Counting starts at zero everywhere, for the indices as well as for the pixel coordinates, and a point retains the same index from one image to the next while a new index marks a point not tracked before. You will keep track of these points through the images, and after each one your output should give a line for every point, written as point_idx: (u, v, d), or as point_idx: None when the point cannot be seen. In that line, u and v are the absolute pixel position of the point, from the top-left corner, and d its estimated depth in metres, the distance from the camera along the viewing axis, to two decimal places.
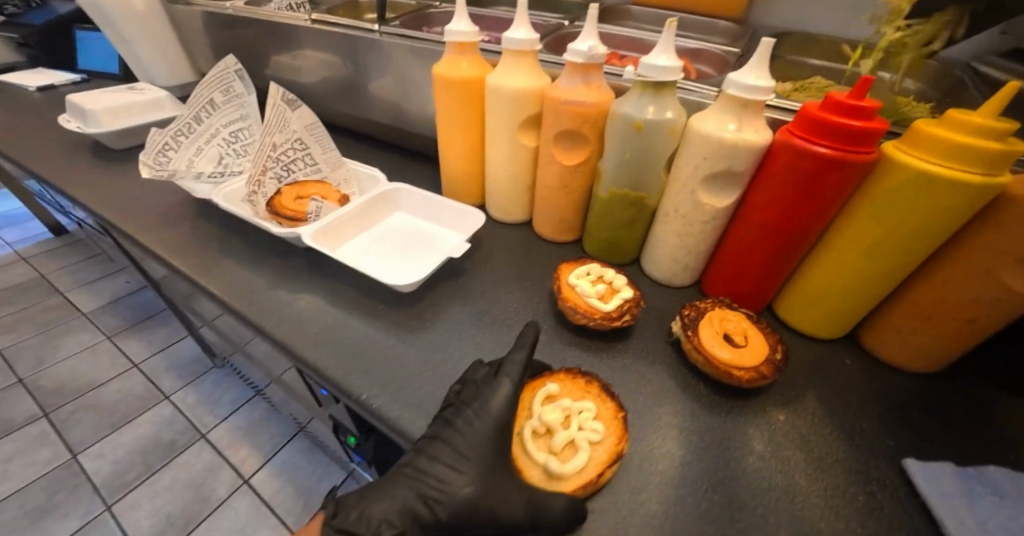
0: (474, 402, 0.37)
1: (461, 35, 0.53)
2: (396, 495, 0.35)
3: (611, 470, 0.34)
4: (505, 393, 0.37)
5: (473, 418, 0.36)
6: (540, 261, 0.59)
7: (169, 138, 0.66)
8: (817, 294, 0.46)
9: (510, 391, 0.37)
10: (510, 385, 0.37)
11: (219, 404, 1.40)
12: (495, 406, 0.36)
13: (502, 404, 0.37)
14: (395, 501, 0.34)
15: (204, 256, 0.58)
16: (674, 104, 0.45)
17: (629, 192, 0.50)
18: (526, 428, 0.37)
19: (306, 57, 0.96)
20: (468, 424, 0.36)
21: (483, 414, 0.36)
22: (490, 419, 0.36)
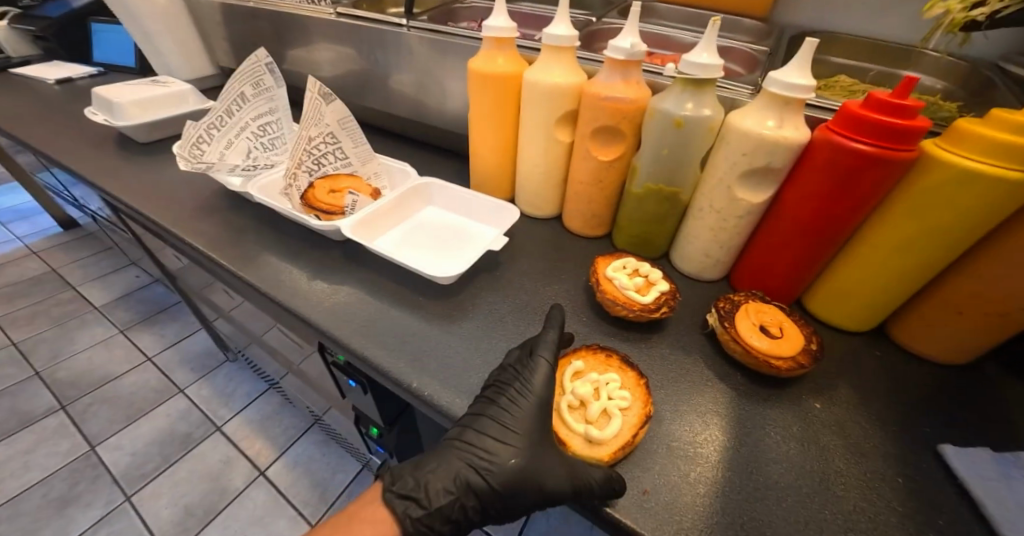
0: (514, 381, 0.39)
1: (499, 31, 0.54)
2: (448, 465, 0.38)
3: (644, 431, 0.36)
4: (544, 372, 0.39)
5: (515, 396, 0.38)
6: (571, 255, 0.61)
7: (203, 131, 0.67)
8: (848, 288, 0.47)
9: (548, 369, 0.40)
10: (547, 363, 0.40)
11: (234, 397, 1.42)
12: (534, 385, 0.39)
13: (543, 383, 0.39)
14: (448, 471, 0.38)
15: (240, 248, 0.59)
16: (713, 102, 0.46)
17: (663, 187, 0.52)
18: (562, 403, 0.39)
19: (328, 51, 0.96)
20: (511, 401, 0.38)
21: (525, 392, 0.38)
22: (532, 398, 0.38)
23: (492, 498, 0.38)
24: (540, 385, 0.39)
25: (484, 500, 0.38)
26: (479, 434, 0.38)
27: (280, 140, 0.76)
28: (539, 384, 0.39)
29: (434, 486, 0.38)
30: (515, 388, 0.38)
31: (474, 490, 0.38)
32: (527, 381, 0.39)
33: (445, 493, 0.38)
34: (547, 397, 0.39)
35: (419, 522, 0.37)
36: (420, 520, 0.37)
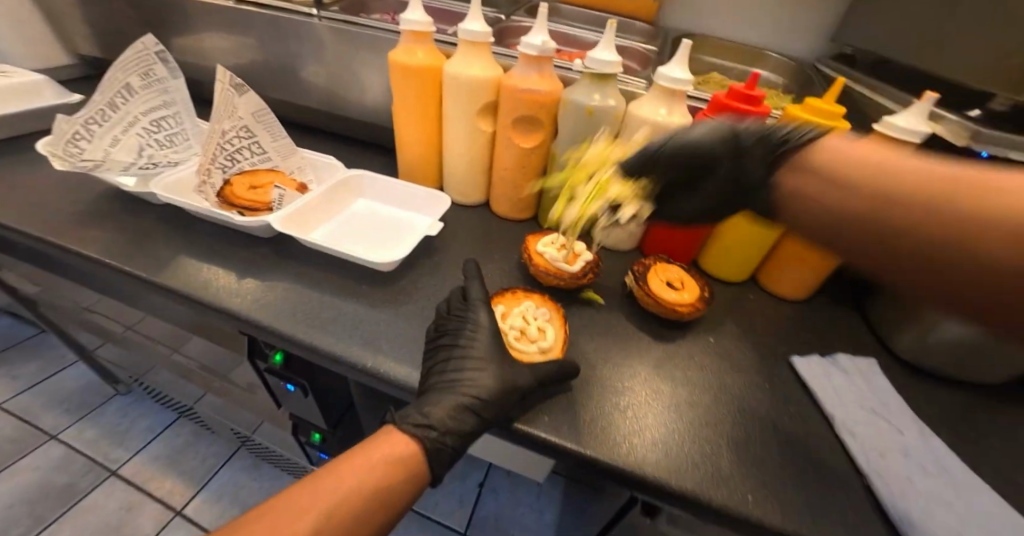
0: (463, 323, 0.44)
1: (417, 25, 0.57)
2: (442, 399, 0.39)
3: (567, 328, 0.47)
4: (484, 312, 0.45)
5: (468, 340, 0.43)
6: (502, 238, 0.65)
7: (80, 127, 0.58)
8: (729, 247, 0.58)
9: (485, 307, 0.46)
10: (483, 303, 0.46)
11: (128, 435, 1.24)
12: (479, 323, 0.44)
13: (487, 321, 0.45)
14: (445, 401, 0.39)
15: (143, 254, 0.54)
16: (615, 93, 0.53)
17: (580, 169, 0.59)
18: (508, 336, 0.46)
19: (220, 38, 0.89)
20: (467, 344, 0.42)
21: (473, 329, 0.43)
22: (479, 333, 0.43)
23: (492, 413, 0.39)
24: (483, 325, 0.44)
25: (486, 416, 0.39)
26: (455, 372, 0.41)
27: (180, 136, 0.69)
28: (483, 322, 0.44)
29: (437, 413, 0.38)
30: (459, 327, 0.44)
31: (475, 408, 0.39)
32: (473, 322, 0.44)
33: (450, 416, 0.39)
34: (495, 333, 0.44)
35: (439, 439, 0.38)
36: (438, 438, 0.38)
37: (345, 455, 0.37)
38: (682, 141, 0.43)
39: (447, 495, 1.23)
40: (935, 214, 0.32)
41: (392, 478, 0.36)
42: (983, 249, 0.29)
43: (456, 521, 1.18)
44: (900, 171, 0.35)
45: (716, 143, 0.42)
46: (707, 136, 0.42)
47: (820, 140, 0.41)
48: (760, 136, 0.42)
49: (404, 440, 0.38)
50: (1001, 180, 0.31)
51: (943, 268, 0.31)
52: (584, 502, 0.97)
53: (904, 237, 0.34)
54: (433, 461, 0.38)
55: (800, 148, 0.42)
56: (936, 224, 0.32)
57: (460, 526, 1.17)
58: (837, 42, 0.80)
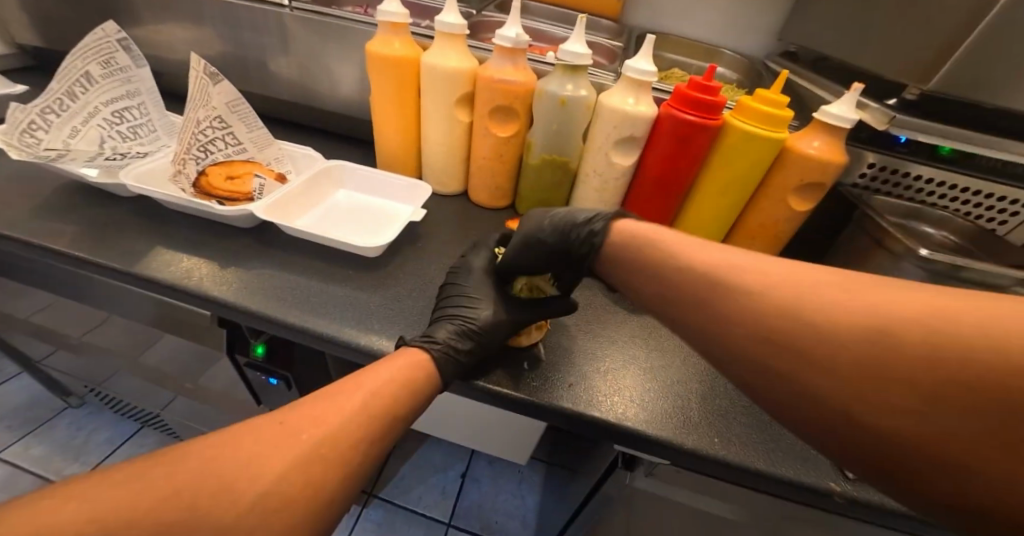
0: (467, 270, 0.50)
1: (394, 16, 0.58)
2: (446, 325, 0.43)
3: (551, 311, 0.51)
4: (487, 258, 0.52)
5: (473, 280, 0.48)
6: (481, 225, 0.68)
7: (35, 115, 0.56)
8: (694, 227, 0.63)
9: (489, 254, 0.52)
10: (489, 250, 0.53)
11: (85, 449, 1.18)
12: (480, 267, 0.50)
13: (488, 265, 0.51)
14: (448, 327, 0.43)
15: (116, 246, 0.53)
16: (586, 85, 0.57)
17: (555, 157, 0.62)
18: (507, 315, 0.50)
19: (180, 28, 0.86)
20: (471, 284, 0.48)
21: (472, 275, 0.49)
22: (480, 275, 0.49)
23: (486, 341, 0.43)
24: (484, 269, 0.50)
25: (483, 344, 0.43)
26: (457, 305, 0.46)
27: (145, 128, 0.67)
28: (481, 266, 0.50)
29: (439, 331, 0.42)
30: (465, 269, 0.50)
31: (474, 332, 0.42)
32: (476, 266, 0.50)
33: (450, 334, 0.42)
34: (495, 278, 0.50)
35: (443, 350, 0.41)
36: (442, 350, 0.41)
37: (354, 373, 0.37)
38: (508, 263, 0.50)
39: (430, 488, 1.24)
40: (762, 332, 0.29)
41: (400, 395, 0.36)
42: (826, 385, 0.26)
43: (438, 512, 1.20)
44: (721, 275, 0.32)
45: (531, 255, 0.48)
46: (520, 251, 0.48)
47: (617, 226, 0.42)
48: (559, 233, 0.45)
49: (409, 352, 0.40)
50: (807, 294, 0.29)
51: (783, 394, 0.28)
52: (564, 482, 1.01)
53: (732, 356, 0.31)
54: (438, 371, 0.40)
55: (599, 246, 0.42)
56: (768, 347, 0.29)
57: (444, 517, 1.18)
58: (783, 41, 0.88)
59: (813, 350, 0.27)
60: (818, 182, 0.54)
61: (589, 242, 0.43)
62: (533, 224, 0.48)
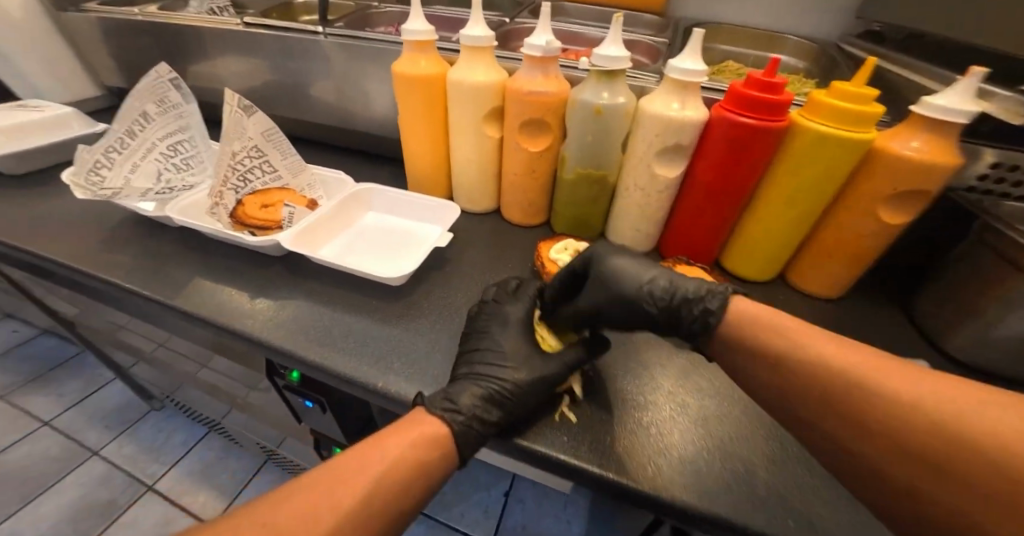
0: (494, 318, 0.45)
1: (419, 35, 0.56)
2: (469, 388, 0.38)
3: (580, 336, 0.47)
4: (525, 306, 0.46)
5: (505, 334, 0.43)
6: (512, 245, 0.63)
7: (100, 155, 0.60)
8: (753, 244, 0.54)
9: (529, 304, 0.46)
10: (529, 299, 0.47)
11: (165, 450, 1.28)
12: (514, 317, 0.45)
13: (524, 314, 0.45)
14: (472, 392, 0.38)
15: (165, 276, 0.55)
16: (625, 90, 0.51)
17: (592, 171, 0.57)
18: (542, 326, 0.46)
19: (233, 62, 0.91)
20: (502, 338, 0.43)
21: (505, 328, 0.43)
22: (513, 328, 0.44)
23: (514, 405, 0.38)
24: (519, 318, 0.45)
25: (508, 410, 0.38)
26: (486, 363, 0.41)
27: (195, 160, 0.70)
28: (516, 315, 0.45)
29: (463, 397, 0.37)
30: (496, 320, 0.44)
31: (501, 399, 0.38)
32: (510, 317, 0.45)
33: (475, 401, 0.37)
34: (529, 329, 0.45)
35: (467, 421, 0.36)
36: (466, 422, 0.36)
37: (361, 448, 0.34)
38: (594, 317, 0.42)
39: (472, 505, 1.21)
40: (860, 413, 0.31)
41: (407, 480, 0.32)
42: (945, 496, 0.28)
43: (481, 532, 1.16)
44: (830, 367, 0.32)
45: (629, 314, 0.40)
46: (618, 309, 0.41)
47: (736, 306, 0.37)
48: (667, 307, 0.39)
49: (427, 423, 0.35)
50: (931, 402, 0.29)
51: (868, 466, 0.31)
52: (608, 513, 0.94)
53: (820, 420, 0.32)
54: (458, 443, 0.35)
55: (716, 330, 0.37)
56: (889, 450, 0.30)
57: None
58: (862, 19, 0.75)
59: (920, 444, 0.29)
60: (921, 190, 0.43)
61: (705, 322, 0.37)
62: (634, 280, 0.40)
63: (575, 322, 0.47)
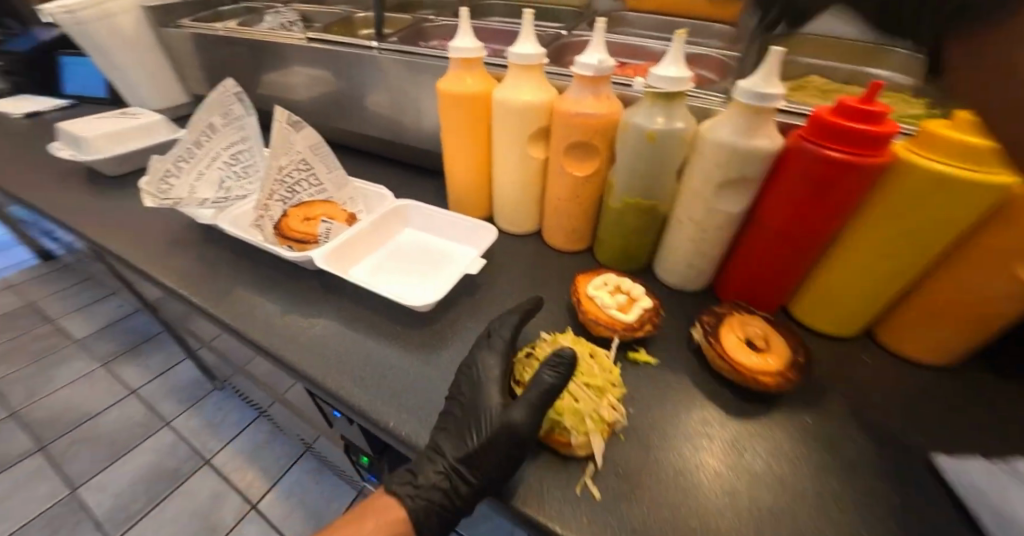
0: (473, 371, 0.38)
1: (467, 52, 0.54)
2: (432, 457, 0.35)
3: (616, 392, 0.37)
4: (497, 352, 0.39)
5: (471, 386, 0.37)
6: (551, 272, 0.59)
7: (170, 164, 0.64)
8: (833, 294, 0.45)
9: (503, 348, 0.40)
10: (502, 343, 0.40)
11: (222, 426, 1.30)
12: (484, 365, 0.38)
13: (497, 361, 0.39)
14: (439, 463, 0.34)
15: (213, 283, 0.57)
16: (684, 114, 0.45)
17: (641, 200, 0.51)
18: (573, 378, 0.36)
19: (299, 74, 0.95)
20: (470, 389, 0.37)
21: (475, 382, 0.37)
22: (479, 379, 0.37)
23: (481, 483, 0.33)
24: (489, 366, 0.38)
25: (475, 486, 0.34)
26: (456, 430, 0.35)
27: (253, 168, 0.74)
28: (488, 363, 0.39)
29: (425, 470, 0.35)
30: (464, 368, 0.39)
31: (463, 475, 0.34)
32: (478, 365, 0.39)
33: (437, 473, 0.34)
34: (503, 378, 0.38)
35: (421, 498, 0.34)
36: (418, 498, 0.34)
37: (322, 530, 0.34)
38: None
39: None
40: None
41: None
42: None
43: None
44: None
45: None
46: None
47: None
48: None
49: (384, 503, 0.35)
50: None
51: None
52: None
53: None
54: (415, 524, 0.34)
55: None
56: None
57: None
58: None
59: None
60: None
61: None
62: None
63: (602, 376, 0.37)
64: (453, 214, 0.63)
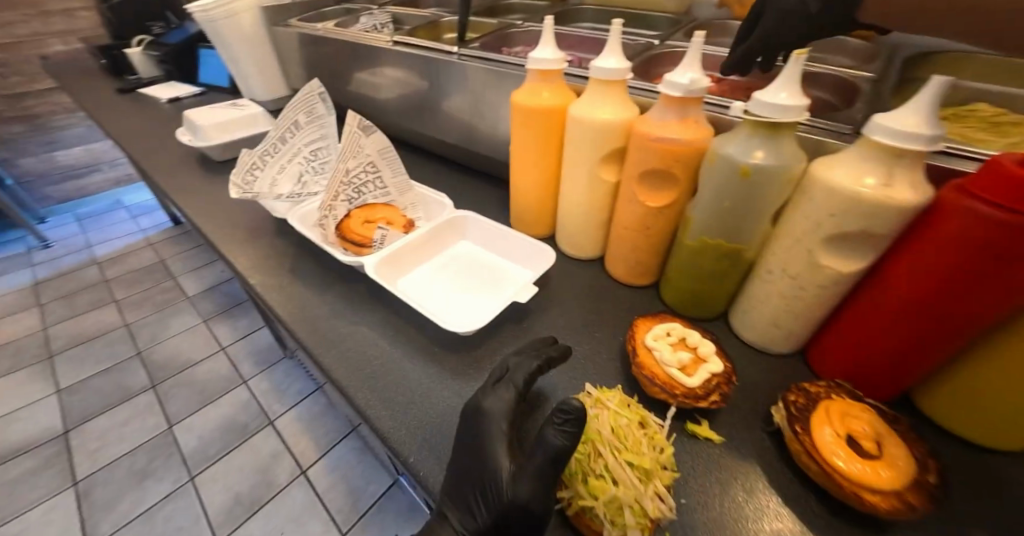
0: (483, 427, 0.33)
1: (546, 64, 0.50)
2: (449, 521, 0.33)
3: (664, 477, 0.31)
4: (505, 399, 0.35)
5: (473, 439, 0.33)
6: (607, 307, 0.53)
7: (257, 158, 0.70)
8: (984, 395, 0.35)
9: (512, 397, 0.35)
10: (512, 391, 0.35)
11: (287, 393, 1.38)
12: (489, 414, 0.34)
13: (505, 411, 0.34)
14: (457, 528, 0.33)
15: (279, 275, 0.60)
16: (791, 149, 0.38)
17: (723, 241, 0.44)
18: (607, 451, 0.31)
19: (384, 75, 0.98)
20: (474, 443, 0.33)
21: (482, 440, 0.33)
22: (482, 433, 0.33)
23: None
24: (495, 418, 0.34)
25: None
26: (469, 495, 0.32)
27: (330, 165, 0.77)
28: (494, 412, 0.34)
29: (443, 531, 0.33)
30: (466, 415, 0.34)
31: None
32: (483, 413, 0.34)
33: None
34: (509, 431, 0.34)
35: None
36: None
37: None
38: None
39: None
40: None
41: None
42: None
43: None
44: None
45: None
46: None
47: None
48: None
49: None
50: None
51: None
52: None
53: None
54: None
55: None
56: None
57: None
58: None
59: None
60: None
61: None
62: None
63: (650, 454, 0.31)
64: (503, 228, 0.60)
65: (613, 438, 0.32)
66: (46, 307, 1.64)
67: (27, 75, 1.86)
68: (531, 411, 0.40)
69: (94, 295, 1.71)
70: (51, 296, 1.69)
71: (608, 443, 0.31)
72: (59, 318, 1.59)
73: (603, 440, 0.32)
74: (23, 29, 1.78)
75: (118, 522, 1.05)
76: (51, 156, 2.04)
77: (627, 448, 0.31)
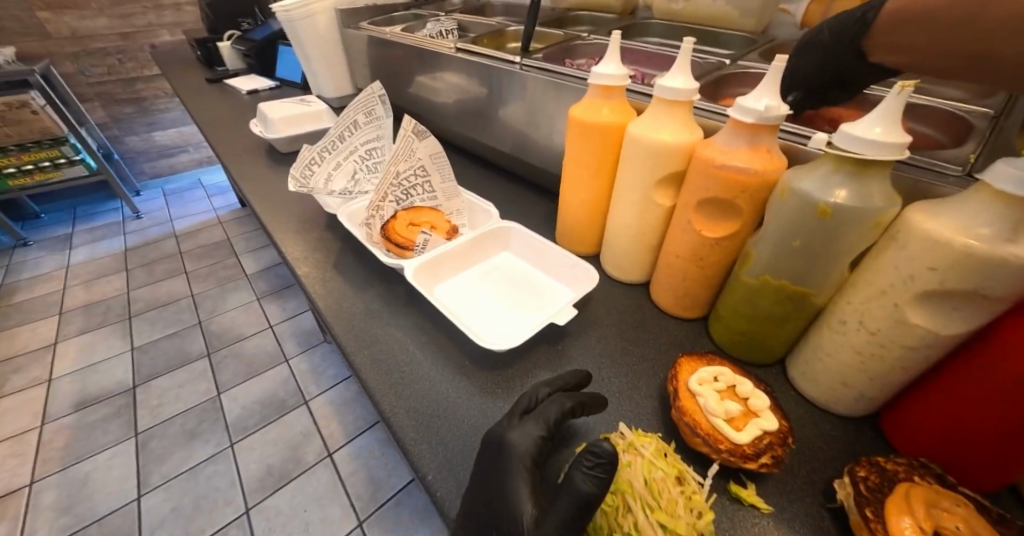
0: (505, 463, 0.32)
1: (608, 79, 0.48)
2: None
3: None
4: (533, 436, 0.33)
5: (495, 473, 0.32)
6: (649, 338, 0.50)
7: (316, 154, 0.72)
8: None
9: (539, 434, 0.33)
10: (541, 427, 0.34)
11: (322, 376, 1.43)
12: (513, 448, 0.32)
13: (531, 449, 0.32)
14: None
15: (324, 268, 0.62)
16: (882, 190, 0.33)
17: (789, 283, 0.39)
18: (637, 505, 0.28)
19: (443, 80, 0.99)
20: (494, 477, 0.32)
21: (503, 476, 0.31)
22: (505, 468, 0.31)
23: None
24: (520, 455, 0.32)
25: None
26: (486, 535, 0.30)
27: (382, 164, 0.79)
28: (519, 447, 0.32)
29: None
30: (490, 444, 0.33)
31: None
32: (507, 447, 0.32)
33: None
34: (534, 470, 0.32)
35: None
36: None
37: None
38: None
39: None
40: None
41: None
42: None
43: None
44: None
45: None
46: None
47: None
48: None
49: None
50: None
51: None
52: None
53: None
54: None
55: None
56: None
57: None
58: None
59: None
60: None
61: None
62: None
63: (686, 518, 0.28)
64: (548, 243, 0.58)
65: (645, 492, 0.29)
66: (131, 271, 1.82)
67: (141, 62, 2.10)
68: (559, 446, 0.38)
69: (169, 265, 1.87)
70: (136, 263, 1.87)
71: (640, 497, 0.29)
72: (140, 283, 1.76)
73: (634, 494, 0.29)
74: (141, 20, 2.03)
75: (167, 475, 1.14)
76: (150, 136, 2.28)
77: (662, 507, 0.28)
